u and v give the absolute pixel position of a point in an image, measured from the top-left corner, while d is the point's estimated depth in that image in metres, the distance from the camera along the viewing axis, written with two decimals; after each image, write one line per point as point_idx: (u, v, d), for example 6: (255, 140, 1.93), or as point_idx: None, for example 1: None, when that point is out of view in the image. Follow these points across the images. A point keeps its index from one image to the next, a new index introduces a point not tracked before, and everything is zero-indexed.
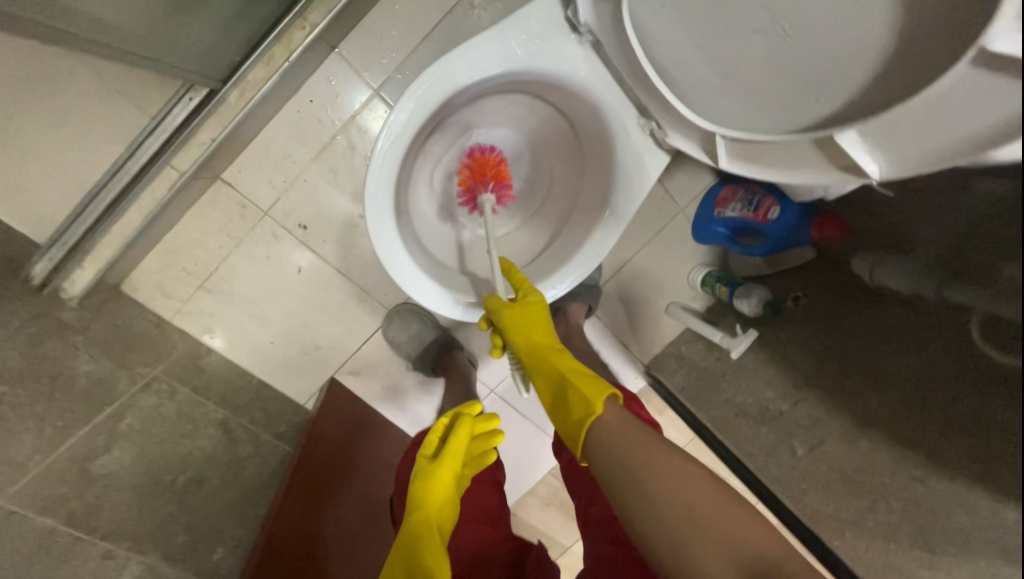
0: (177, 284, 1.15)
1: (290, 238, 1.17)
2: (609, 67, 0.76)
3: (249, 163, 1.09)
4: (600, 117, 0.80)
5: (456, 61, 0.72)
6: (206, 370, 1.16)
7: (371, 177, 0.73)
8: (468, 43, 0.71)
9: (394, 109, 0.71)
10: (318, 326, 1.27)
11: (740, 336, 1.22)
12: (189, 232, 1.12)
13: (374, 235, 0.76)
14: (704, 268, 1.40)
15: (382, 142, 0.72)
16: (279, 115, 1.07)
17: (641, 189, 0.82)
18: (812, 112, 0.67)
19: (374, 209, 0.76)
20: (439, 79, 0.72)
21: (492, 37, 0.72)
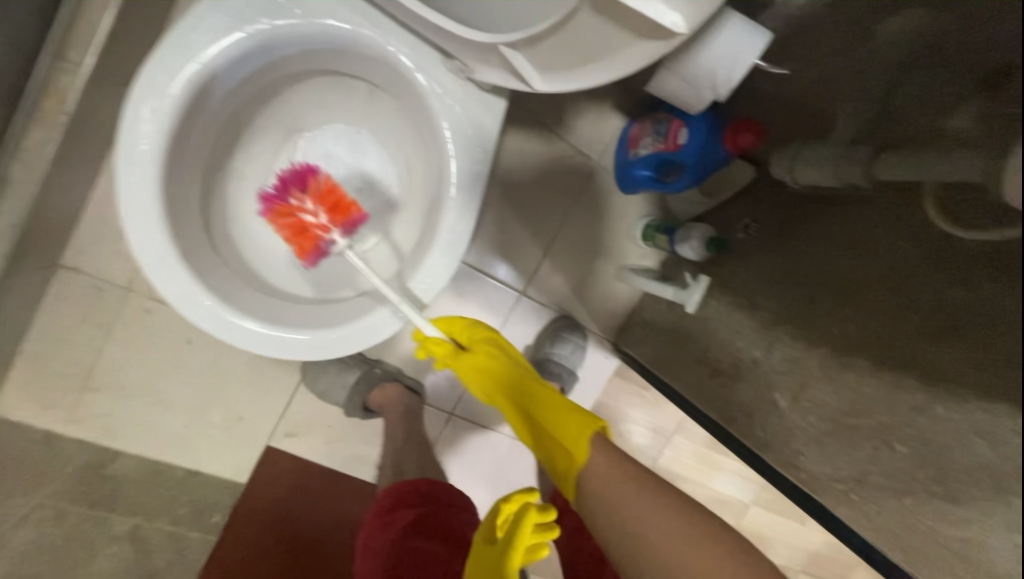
0: (55, 391, 1.02)
1: (165, 309, 1.04)
2: (379, 7, 0.60)
3: (90, 240, 0.96)
4: (400, 73, 0.64)
5: (185, 50, 0.57)
6: (111, 477, 1.03)
7: (127, 213, 0.58)
8: (190, 15, 0.56)
9: (124, 120, 0.57)
10: (231, 396, 1.13)
11: (692, 286, 1.06)
12: (48, 332, 0.99)
13: (156, 280, 0.60)
14: (644, 221, 1.26)
15: (127, 170, 0.57)
16: (104, 177, 0.94)
17: (485, 143, 0.66)
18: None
19: (146, 250, 0.60)
20: (170, 77, 0.57)
21: (219, 9, 0.57)
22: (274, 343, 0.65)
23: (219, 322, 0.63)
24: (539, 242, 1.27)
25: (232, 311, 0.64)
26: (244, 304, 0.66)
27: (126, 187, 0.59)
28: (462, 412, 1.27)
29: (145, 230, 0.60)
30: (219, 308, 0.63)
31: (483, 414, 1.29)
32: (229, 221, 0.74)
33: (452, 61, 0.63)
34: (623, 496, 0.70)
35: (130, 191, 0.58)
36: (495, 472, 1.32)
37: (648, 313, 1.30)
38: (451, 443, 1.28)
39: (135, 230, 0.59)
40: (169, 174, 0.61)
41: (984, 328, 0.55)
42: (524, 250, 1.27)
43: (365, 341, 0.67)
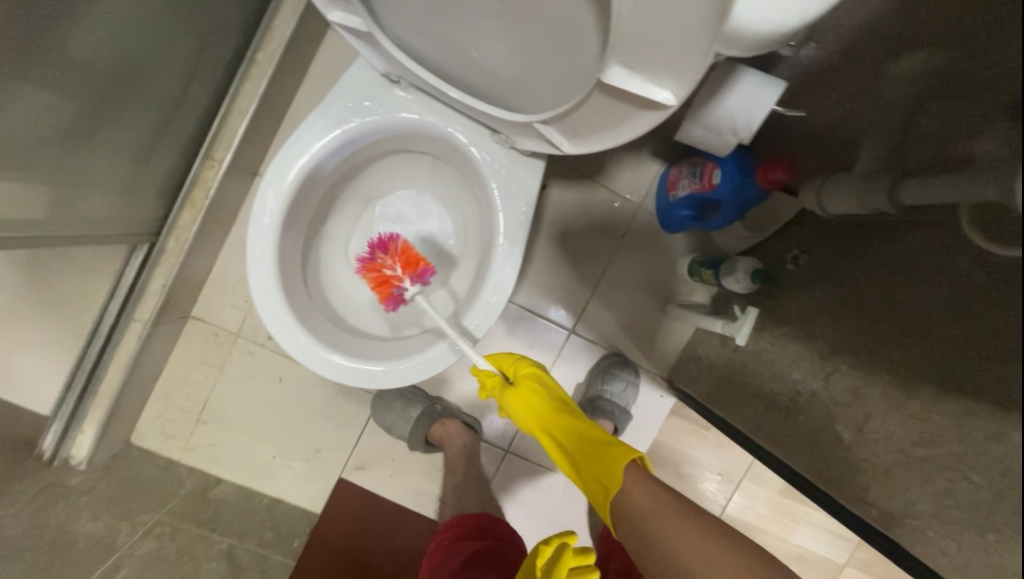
0: (177, 423, 1.22)
1: (265, 352, 1.22)
2: (439, 99, 0.75)
3: (213, 295, 1.18)
4: (459, 148, 0.78)
5: (298, 148, 0.75)
6: (213, 501, 1.18)
7: (254, 271, 0.76)
8: (303, 122, 0.74)
9: (255, 202, 0.75)
10: (312, 429, 1.27)
11: (740, 319, 1.07)
12: (176, 372, 1.20)
13: (271, 322, 0.76)
14: (690, 257, 1.29)
15: (256, 238, 0.75)
16: (226, 244, 1.17)
17: (528, 200, 0.77)
18: (590, 62, 0.57)
19: (266, 300, 0.76)
20: (288, 170, 0.75)
21: (324, 116, 0.74)
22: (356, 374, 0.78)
23: (314, 357, 0.77)
24: (586, 283, 1.34)
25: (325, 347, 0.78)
26: (334, 341, 0.80)
27: (255, 252, 0.76)
28: (517, 449, 1.32)
29: (264, 284, 0.77)
30: (314, 345, 0.77)
31: (537, 452, 1.33)
32: (322, 274, 0.90)
33: (499, 135, 0.75)
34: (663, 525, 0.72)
35: (256, 256, 0.76)
36: (550, 510, 1.32)
37: (701, 349, 1.29)
38: (508, 481, 1.32)
39: (258, 285, 0.76)
40: (284, 240, 0.78)
41: (996, 349, 0.57)
42: (573, 291, 1.34)
43: (425, 374, 0.77)
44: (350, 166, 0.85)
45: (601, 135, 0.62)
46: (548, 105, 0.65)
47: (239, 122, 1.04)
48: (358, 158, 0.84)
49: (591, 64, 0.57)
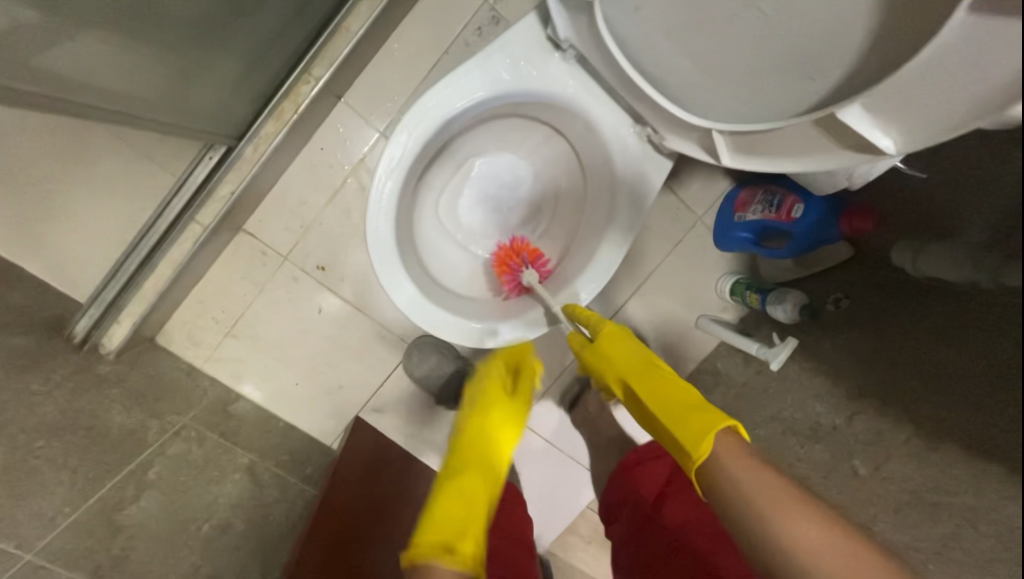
0: (206, 332, 1.20)
1: (310, 280, 1.20)
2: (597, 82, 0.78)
3: (269, 212, 1.15)
4: (595, 130, 0.81)
5: (444, 93, 0.77)
6: (234, 415, 1.17)
7: (375, 211, 0.78)
8: (456, 73, 0.75)
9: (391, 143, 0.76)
10: (340, 364, 1.28)
11: (779, 346, 1.11)
12: (217, 281, 1.17)
13: (383, 267, 0.79)
14: (733, 277, 1.32)
15: (385, 179, 0.77)
16: (293, 164, 1.12)
17: (646, 201, 0.82)
18: (806, 94, 0.61)
19: (381, 242, 0.78)
20: (430, 113, 0.77)
21: (480, 68, 0.76)
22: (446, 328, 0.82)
23: (410, 305, 0.81)
24: (631, 281, 1.38)
25: (425, 298, 0.82)
26: (429, 295, 0.84)
27: (379, 192, 0.78)
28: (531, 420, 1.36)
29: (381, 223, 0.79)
30: (414, 293, 0.81)
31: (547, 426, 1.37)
32: (420, 220, 0.92)
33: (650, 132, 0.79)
34: (766, 493, 0.67)
35: (380, 193, 0.77)
36: (547, 484, 1.37)
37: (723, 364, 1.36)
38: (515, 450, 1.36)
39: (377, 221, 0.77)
40: (405, 185, 0.80)
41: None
42: (617, 285, 1.37)
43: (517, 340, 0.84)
44: (479, 122, 0.86)
45: (771, 161, 0.69)
46: (729, 116, 0.70)
47: (342, 43, 1.00)
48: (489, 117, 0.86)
49: (807, 96, 0.61)
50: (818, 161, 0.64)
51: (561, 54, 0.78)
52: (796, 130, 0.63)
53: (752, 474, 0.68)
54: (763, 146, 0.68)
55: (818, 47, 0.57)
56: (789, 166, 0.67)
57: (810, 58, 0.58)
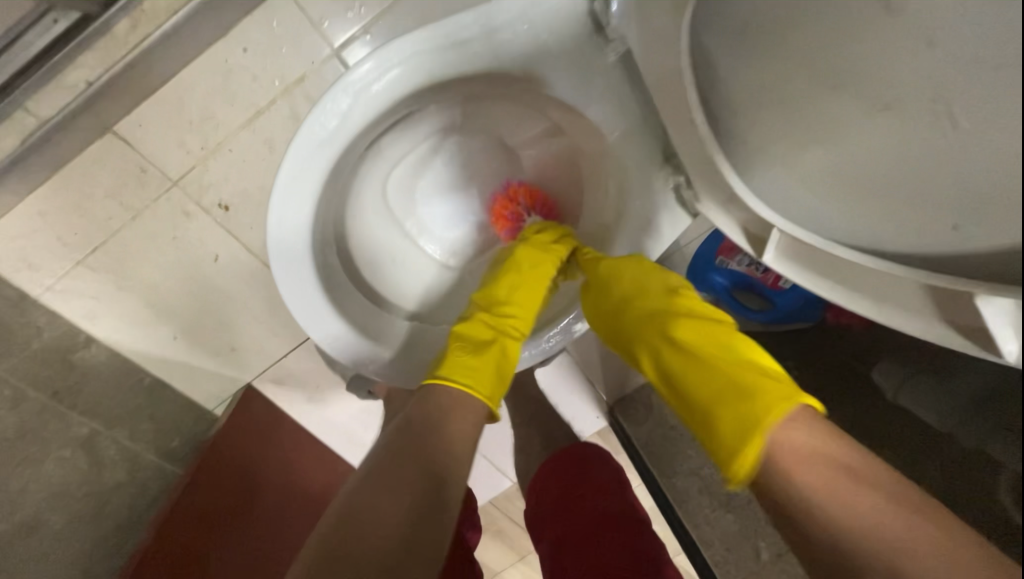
0: (48, 256, 0.90)
1: (205, 219, 0.92)
2: (636, 90, 0.60)
3: (155, 116, 0.84)
4: (609, 152, 0.64)
5: (423, 48, 0.59)
6: (78, 367, 0.92)
7: (289, 166, 0.61)
8: (442, 24, 0.58)
9: (334, 91, 0.60)
10: (234, 325, 1.03)
11: None
12: (69, 193, 0.86)
13: (274, 233, 0.62)
14: None
15: (312, 132, 0.60)
16: (199, 60, 0.81)
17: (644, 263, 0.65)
18: (932, 244, 0.43)
19: (285, 204, 0.62)
20: (401, 63, 0.60)
21: (482, 29, 0.59)
22: (335, 330, 0.66)
23: (293, 289, 0.64)
24: None
25: (320, 289, 0.65)
26: (333, 288, 0.67)
27: (304, 144, 0.61)
28: None
29: (297, 182, 0.62)
30: (310, 279, 0.64)
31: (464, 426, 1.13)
32: (361, 192, 0.71)
33: (687, 187, 0.58)
34: (821, 467, 0.51)
35: (305, 145, 0.60)
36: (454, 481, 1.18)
37: None
38: None
39: (290, 180, 0.61)
40: (344, 149, 0.63)
41: None
42: None
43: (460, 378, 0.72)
44: (466, 93, 0.66)
45: (822, 283, 0.53)
46: (808, 217, 0.51)
47: None
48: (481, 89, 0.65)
49: (934, 246, 0.44)
50: (884, 312, 0.50)
51: (601, 42, 0.59)
52: (894, 277, 0.47)
53: (816, 478, 0.51)
54: (834, 269, 0.52)
55: (988, 195, 0.39)
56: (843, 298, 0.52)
57: (965, 207, 0.40)
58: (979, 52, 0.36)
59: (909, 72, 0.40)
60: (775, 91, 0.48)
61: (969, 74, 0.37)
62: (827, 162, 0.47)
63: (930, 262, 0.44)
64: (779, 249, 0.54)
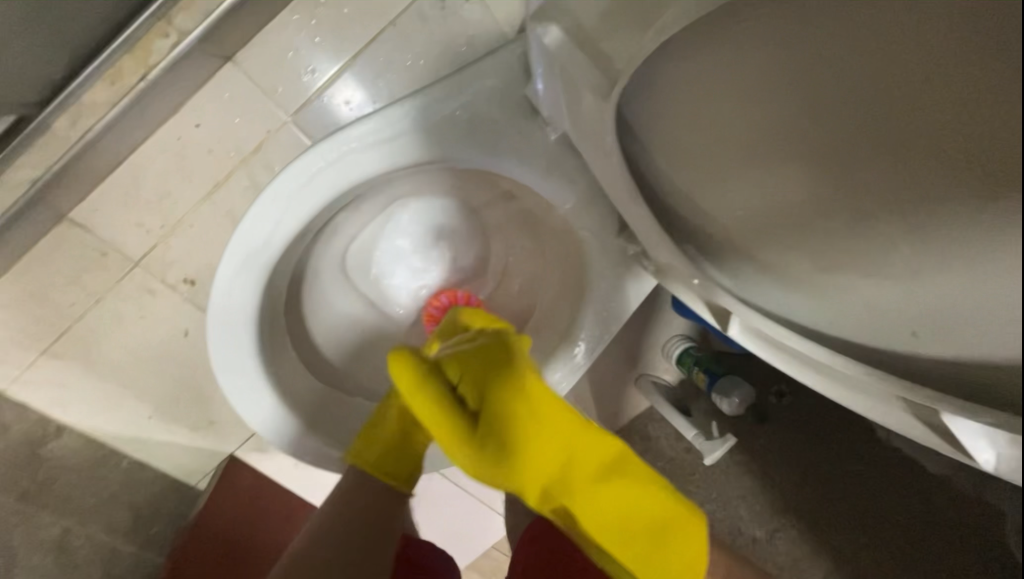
0: (11, 348, 0.87)
1: (171, 295, 0.90)
2: (585, 163, 0.58)
3: (111, 200, 0.82)
4: (565, 222, 0.63)
5: (354, 145, 0.57)
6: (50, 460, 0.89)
7: (227, 264, 0.59)
8: (380, 118, 0.57)
9: (267, 194, 0.57)
10: (210, 397, 1.00)
11: (716, 439, 0.93)
12: (26, 283, 0.84)
13: (213, 332, 0.60)
14: (685, 342, 0.99)
15: (249, 231, 0.58)
16: (151, 141, 0.79)
17: (611, 331, 0.63)
18: (892, 345, 0.45)
19: (225, 304, 0.60)
20: (339, 159, 0.58)
21: (409, 124, 0.58)
22: (275, 417, 0.64)
23: (238, 387, 0.62)
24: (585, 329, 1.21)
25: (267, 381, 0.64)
26: (284, 377, 0.65)
27: (241, 242, 0.59)
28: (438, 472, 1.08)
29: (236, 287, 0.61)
30: (255, 372, 0.62)
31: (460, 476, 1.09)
32: (320, 273, 0.70)
33: (647, 260, 0.57)
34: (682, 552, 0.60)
35: (241, 247, 0.58)
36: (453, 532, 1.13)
37: None
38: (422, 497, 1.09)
39: (227, 281, 0.58)
40: (288, 245, 0.61)
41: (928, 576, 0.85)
42: None
43: None
44: (410, 173, 0.63)
45: (765, 351, 0.53)
46: (765, 299, 0.52)
47: None
48: (421, 171, 0.62)
49: (889, 345, 0.46)
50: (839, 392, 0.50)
51: (540, 122, 0.58)
52: (859, 378, 0.48)
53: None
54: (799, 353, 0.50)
55: (932, 317, 0.41)
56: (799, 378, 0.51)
57: (924, 320, 0.42)
58: (919, 189, 0.37)
59: (860, 182, 0.39)
60: (715, 185, 0.49)
61: (913, 192, 0.37)
62: (788, 254, 0.47)
63: (887, 359, 0.46)
64: (743, 327, 0.52)
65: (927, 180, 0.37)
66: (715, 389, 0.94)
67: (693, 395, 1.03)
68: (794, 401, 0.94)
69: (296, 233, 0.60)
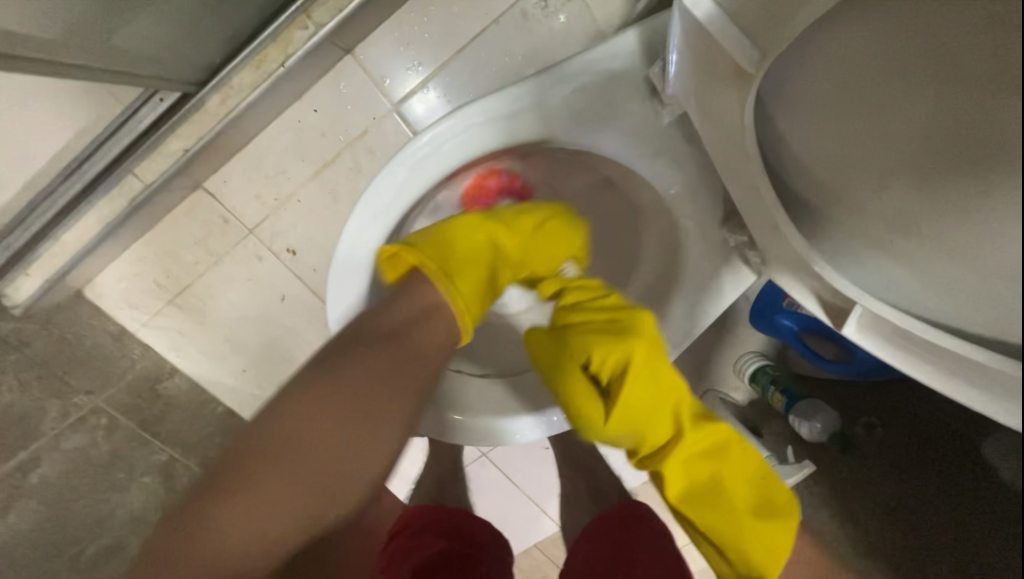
0: (145, 295, 1.00)
1: (275, 262, 0.99)
2: (689, 152, 0.58)
3: (237, 172, 0.93)
4: (663, 211, 0.62)
5: (474, 122, 0.60)
6: (163, 397, 1.01)
7: (350, 226, 0.63)
8: (500, 95, 0.59)
9: (389, 163, 0.61)
10: (296, 360, 1.08)
11: (792, 465, 0.87)
12: (162, 240, 0.97)
13: (333, 289, 0.64)
14: (759, 359, 0.96)
15: (370, 197, 0.62)
16: (277, 121, 0.89)
17: (705, 323, 0.61)
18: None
19: (344, 264, 0.64)
20: (458, 134, 0.61)
21: (529, 103, 0.59)
22: None
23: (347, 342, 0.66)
24: None
25: None
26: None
27: (363, 207, 0.63)
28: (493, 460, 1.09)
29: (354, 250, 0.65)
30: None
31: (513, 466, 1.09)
32: None
33: (750, 250, 0.55)
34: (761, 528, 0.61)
35: (363, 213, 0.63)
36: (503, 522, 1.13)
37: None
38: (474, 483, 1.11)
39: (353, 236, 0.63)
40: (403, 214, 0.65)
41: None
42: None
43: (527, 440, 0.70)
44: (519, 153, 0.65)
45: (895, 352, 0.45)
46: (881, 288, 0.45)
47: None
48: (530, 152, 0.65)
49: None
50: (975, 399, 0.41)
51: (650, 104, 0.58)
52: (1013, 380, 0.38)
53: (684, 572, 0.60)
54: (926, 348, 0.43)
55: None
56: (929, 383, 0.43)
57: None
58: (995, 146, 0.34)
59: (940, 147, 0.36)
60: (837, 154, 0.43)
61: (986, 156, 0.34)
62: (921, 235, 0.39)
63: None
64: (860, 320, 0.46)
65: (1003, 133, 0.33)
66: (794, 413, 0.88)
67: (767, 417, 0.98)
68: (888, 435, 0.85)
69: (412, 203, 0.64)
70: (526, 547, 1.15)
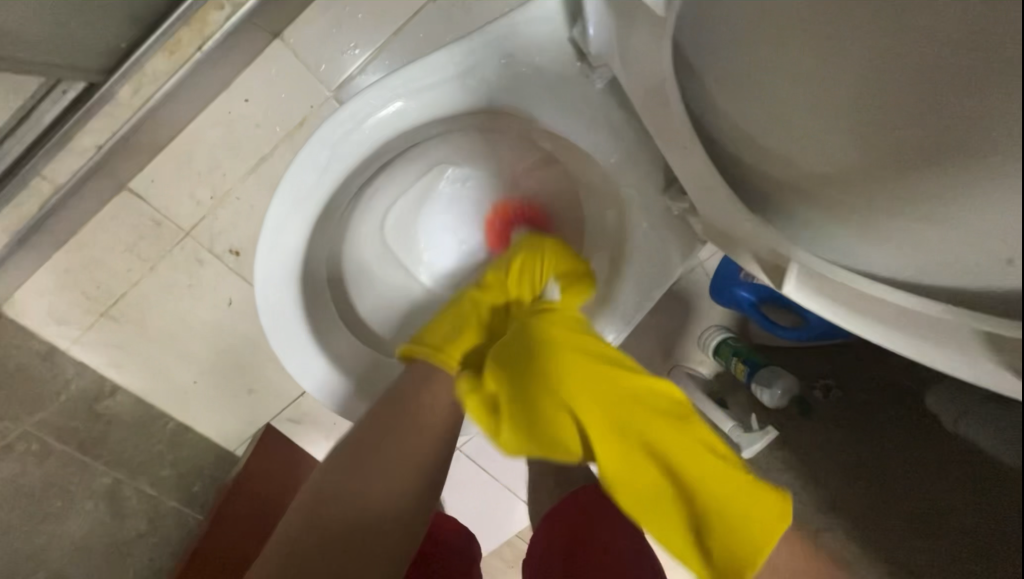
0: (72, 309, 0.93)
1: (217, 265, 0.93)
2: (628, 120, 0.57)
3: (166, 171, 0.86)
4: (607, 184, 0.61)
5: (398, 93, 0.58)
6: (104, 417, 0.94)
7: (277, 211, 0.60)
8: (424, 64, 0.57)
9: (313, 141, 0.58)
10: (249, 366, 1.02)
11: (756, 431, 0.89)
12: (89, 248, 0.90)
13: (263, 276, 0.62)
14: (722, 331, 0.98)
15: (296, 177, 0.59)
16: (205, 112, 0.83)
17: (655, 293, 0.61)
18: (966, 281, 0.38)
19: (273, 249, 0.61)
20: (383, 108, 0.58)
21: (457, 72, 0.57)
22: (314, 366, 0.65)
23: (280, 333, 0.63)
24: None
25: (309, 331, 0.64)
26: (328, 336, 0.65)
27: (289, 188, 0.60)
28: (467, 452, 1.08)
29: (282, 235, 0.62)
30: (299, 328, 0.64)
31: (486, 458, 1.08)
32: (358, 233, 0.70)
33: (694, 215, 0.54)
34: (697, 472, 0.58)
35: (287, 194, 0.60)
36: (481, 515, 1.11)
37: None
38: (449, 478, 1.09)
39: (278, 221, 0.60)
40: (333, 196, 0.62)
41: None
42: None
43: None
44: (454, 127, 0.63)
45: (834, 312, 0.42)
46: (836, 253, 0.44)
47: None
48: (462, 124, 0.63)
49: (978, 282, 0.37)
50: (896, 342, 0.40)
51: (586, 70, 0.56)
52: (926, 320, 0.38)
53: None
54: (861, 300, 0.41)
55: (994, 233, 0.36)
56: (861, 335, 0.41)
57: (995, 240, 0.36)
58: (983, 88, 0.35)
59: (907, 114, 0.39)
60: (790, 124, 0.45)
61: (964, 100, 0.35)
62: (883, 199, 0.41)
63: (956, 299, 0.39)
64: (798, 280, 0.44)
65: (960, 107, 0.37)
66: (755, 380, 0.89)
67: (732, 389, 1.00)
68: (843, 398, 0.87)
69: (341, 181, 0.61)
70: (506, 538, 1.13)
